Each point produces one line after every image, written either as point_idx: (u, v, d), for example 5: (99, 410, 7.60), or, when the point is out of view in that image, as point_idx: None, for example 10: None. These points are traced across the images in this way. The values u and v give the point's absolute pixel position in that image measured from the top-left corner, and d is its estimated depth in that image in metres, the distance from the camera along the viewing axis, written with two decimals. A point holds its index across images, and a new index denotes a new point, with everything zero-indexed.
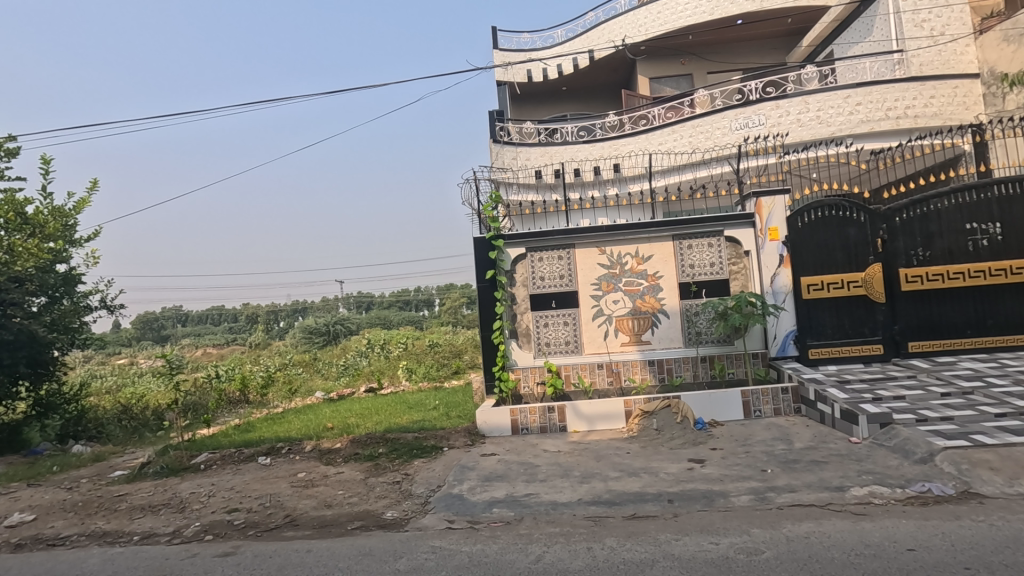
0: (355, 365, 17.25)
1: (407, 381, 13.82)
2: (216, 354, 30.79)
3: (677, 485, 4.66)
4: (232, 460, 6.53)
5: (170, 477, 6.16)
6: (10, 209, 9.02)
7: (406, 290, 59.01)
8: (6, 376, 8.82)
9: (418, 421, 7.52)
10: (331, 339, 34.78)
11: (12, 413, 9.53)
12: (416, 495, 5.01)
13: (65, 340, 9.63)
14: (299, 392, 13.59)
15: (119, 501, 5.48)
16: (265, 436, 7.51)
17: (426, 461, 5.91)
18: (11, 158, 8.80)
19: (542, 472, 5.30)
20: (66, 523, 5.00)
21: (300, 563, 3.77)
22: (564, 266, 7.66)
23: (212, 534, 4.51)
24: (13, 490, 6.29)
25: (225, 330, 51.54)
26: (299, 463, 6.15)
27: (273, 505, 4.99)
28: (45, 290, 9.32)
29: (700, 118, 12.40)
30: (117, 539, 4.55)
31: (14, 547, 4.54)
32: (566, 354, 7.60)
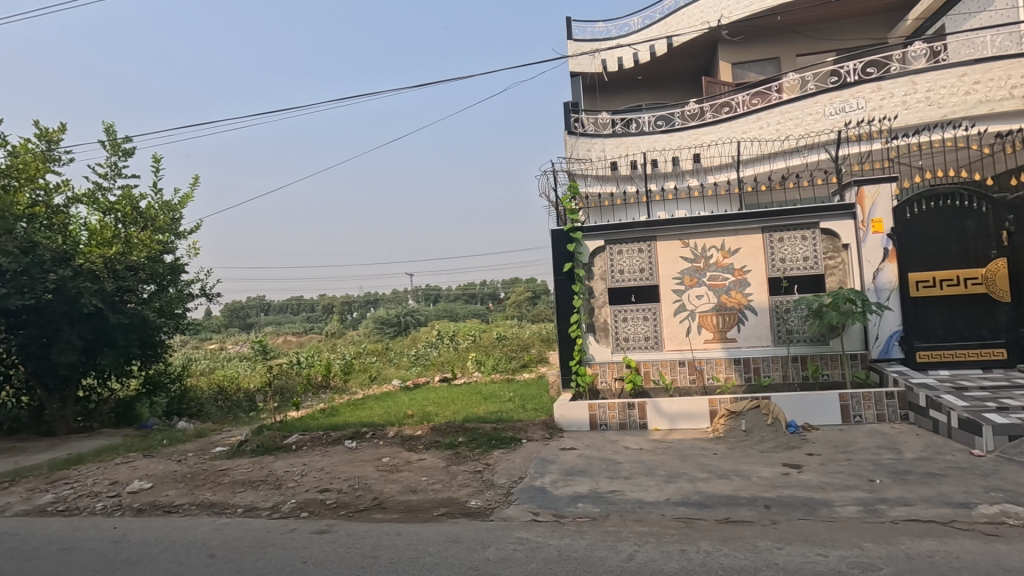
0: (426, 356, 17.68)
1: (478, 373, 14.01)
2: (296, 342, 32.62)
3: (773, 491, 4.41)
4: (321, 442, 6.85)
5: (266, 455, 6.54)
6: (126, 204, 9.92)
7: (473, 283, 59.82)
8: (122, 355, 9.74)
9: (495, 412, 7.56)
10: (402, 330, 35.91)
11: (126, 389, 10.51)
12: (498, 486, 5.03)
13: (169, 324, 10.47)
14: (376, 380, 14.08)
15: (222, 475, 5.88)
16: (349, 420, 7.82)
17: (506, 453, 5.92)
18: (128, 156, 9.64)
19: (625, 470, 5.17)
20: (179, 492, 5.42)
21: (391, 545, 3.87)
22: (644, 259, 7.44)
23: (307, 511, 4.74)
24: (131, 459, 6.91)
25: (303, 319, 54.46)
26: (383, 448, 6.36)
27: (361, 488, 5.18)
28: (154, 278, 10.16)
29: (789, 104, 11.75)
30: (223, 511, 4.88)
31: (136, 512, 4.98)
32: (645, 350, 7.40)
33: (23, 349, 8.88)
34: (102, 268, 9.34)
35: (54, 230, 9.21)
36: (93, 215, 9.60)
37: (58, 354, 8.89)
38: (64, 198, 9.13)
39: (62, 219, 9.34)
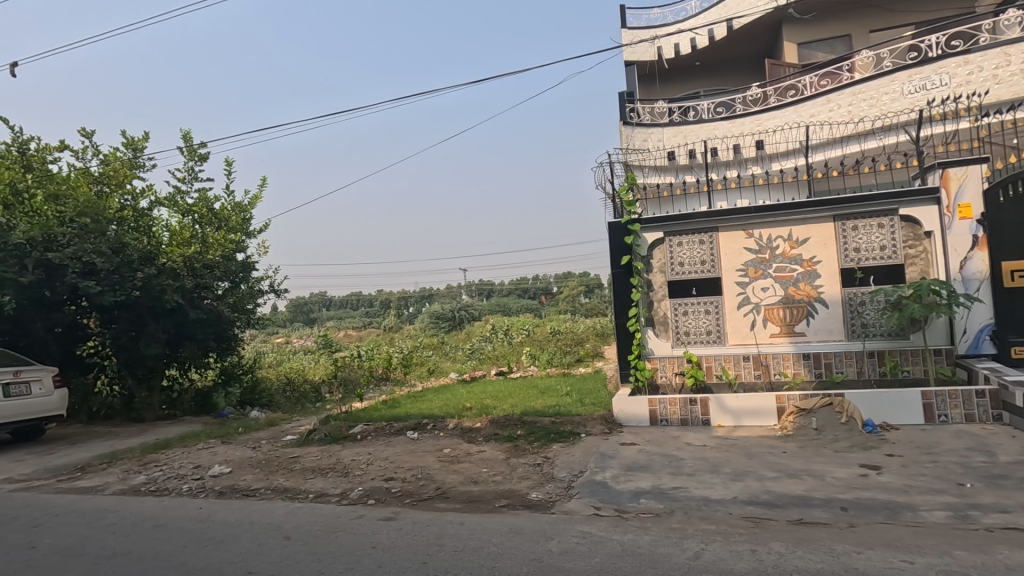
0: (481, 350, 17.90)
1: (534, 367, 14.06)
2: (356, 336, 33.82)
3: (849, 492, 4.20)
4: (384, 432, 7.07)
5: (333, 444, 6.83)
6: (202, 206, 10.50)
7: (526, 278, 59.98)
8: (201, 348, 10.44)
9: (553, 406, 7.57)
10: (456, 324, 36.50)
11: (204, 379, 11.23)
12: (558, 479, 5.03)
13: (242, 319, 11.01)
14: (434, 373, 14.39)
15: (294, 461, 6.19)
16: (410, 412, 8.04)
17: (566, 446, 5.92)
18: (203, 161, 10.24)
19: (688, 466, 5.05)
20: (255, 477, 5.75)
21: (455, 534, 3.95)
22: (705, 251, 7.21)
23: (374, 498, 4.92)
24: (212, 445, 7.38)
25: (362, 315, 56.35)
26: (443, 440, 6.49)
27: (424, 477, 5.31)
28: (228, 275, 10.71)
29: (862, 84, 11.07)
30: (296, 495, 5.13)
31: (218, 494, 5.31)
32: (707, 344, 7.19)
33: (115, 341, 9.71)
34: (182, 266, 10.02)
35: (139, 231, 9.90)
36: (173, 217, 10.26)
37: (145, 346, 9.60)
38: (148, 201, 9.81)
39: (147, 221, 10.03)
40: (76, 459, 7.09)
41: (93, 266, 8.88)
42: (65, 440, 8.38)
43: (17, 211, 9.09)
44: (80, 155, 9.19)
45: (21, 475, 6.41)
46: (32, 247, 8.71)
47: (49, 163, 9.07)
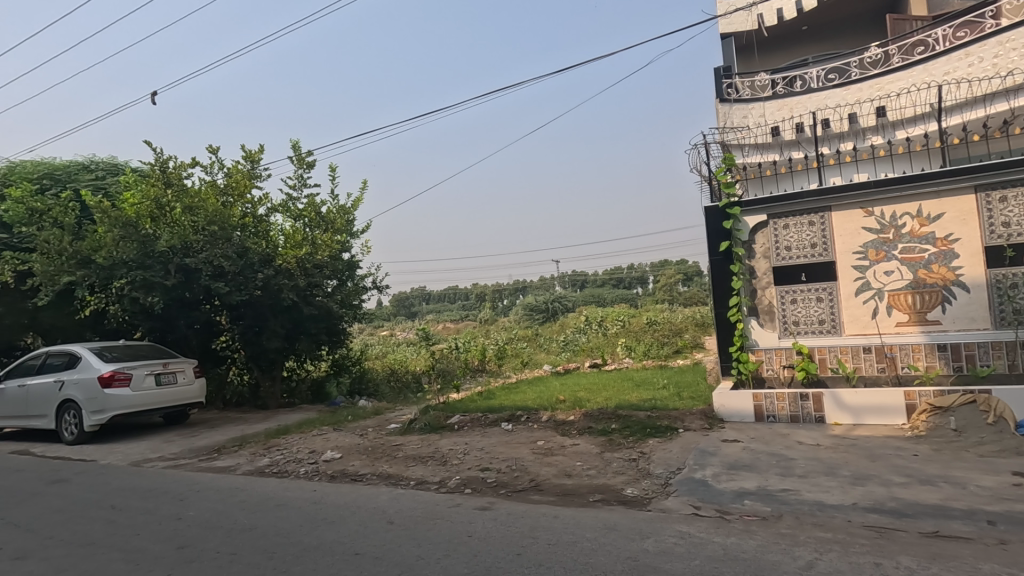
0: (575, 341, 17.78)
1: (629, 359, 13.73)
2: (453, 329, 35.09)
3: (999, 504, 3.65)
4: (480, 423, 7.25)
5: (432, 433, 7.11)
6: (311, 209, 11.10)
7: (620, 268, 58.77)
8: (314, 341, 11.32)
9: (649, 399, 7.33)
10: (550, 316, 36.59)
11: (318, 370, 12.18)
12: (655, 475, 4.86)
13: (349, 314, 11.74)
14: (529, 365, 14.51)
15: (397, 449, 6.52)
16: (505, 403, 8.16)
17: (663, 442, 5.71)
18: (310, 168, 11.01)
19: (800, 467, 4.67)
20: (362, 463, 6.13)
21: (549, 527, 3.95)
22: (816, 233, 6.60)
23: (470, 488, 5.05)
24: (325, 432, 7.98)
25: (459, 308, 58.26)
26: (537, 432, 6.52)
27: (518, 469, 5.37)
28: (335, 274, 11.41)
29: (1012, 31, 9.41)
30: (399, 482, 5.40)
31: (330, 478, 5.73)
32: (820, 335, 6.61)
33: (243, 336, 10.78)
34: (296, 267, 10.89)
35: (259, 236, 10.86)
36: (286, 221, 11.07)
37: (267, 340, 10.58)
38: (266, 208, 10.73)
39: (264, 226, 10.95)
40: (214, 442, 7.97)
41: (222, 269, 9.94)
42: (205, 424, 9.47)
43: (161, 221, 10.18)
44: (209, 170, 10.21)
45: (171, 455, 7.33)
46: (173, 254, 9.93)
47: (184, 179, 10.18)
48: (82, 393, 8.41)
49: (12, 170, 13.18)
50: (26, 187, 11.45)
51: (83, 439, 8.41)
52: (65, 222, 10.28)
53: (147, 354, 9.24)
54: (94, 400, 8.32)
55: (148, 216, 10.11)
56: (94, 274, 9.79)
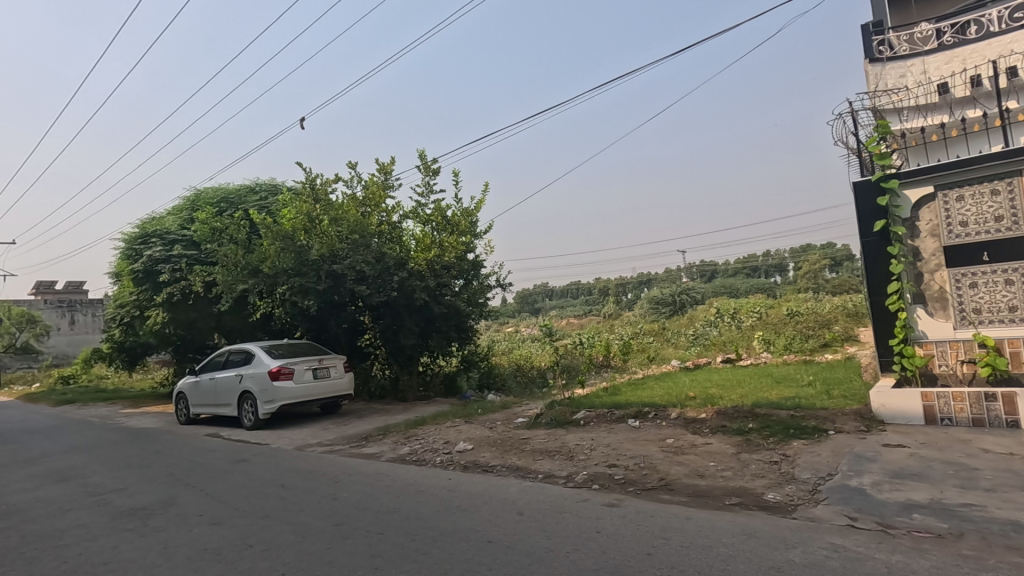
0: (705, 335, 16.89)
1: (768, 353, 12.72)
2: (577, 324, 35.25)
3: None
4: (606, 419, 7.17)
5: (558, 428, 7.17)
6: (438, 214, 11.73)
7: (754, 255, 54.63)
8: (445, 338, 11.99)
9: (791, 397, 6.73)
10: (678, 309, 35.11)
11: (450, 364, 12.89)
12: (801, 481, 4.45)
13: (476, 312, 12.26)
14: (656, 360, 14.05)
15: (524, 443, 6.67)
16: (631, 399, 7.99)
17: (809, 443, 5.21)
18: (435, 175, 11.65)
19: (987, 479, 3.99)
20: (492, 455, 6.37)
21: (682, 528, 3.79)
22: (1001, 204, 5.60)
23: (597, 484, 5.02)
24: (458, 423, 8.42)
25: (582, 303, 58.17)
26: (666, 429, 6.29)
27: (647, 467, 5.23)
28: (461, 274, 11.96)
29: None
30: (527, 475, 5.53)
31: (464, 468, 6.03)
32: (1010, 324, 5.61)
33: (383, 334, 11.75)
34: (426, 268, 11.60)
35: (393, 242, 11.73)
36: (416, 226, 11.82)
37: (404, 337, 11.44)
38: (399, 215, 11.56)
39: (398, 233, 11.79)
40: (362, 431, 8.79)
41: (363, 273, 10.95)
42: (354, 414, 10.47)
43: (312, 233, 11.39)
44: (350, 184, 11.26)
45: (328, 441, 8.21)
46: (323, 262, 11.10)
47: (330, 194, 11.30)
48: (256, 385, 9.72)
49: (198, 197, 15.59)
50: (210, 210, 13.48)
51: (259, 425, 9.73)
52: (239, 239, 11.94)
53: (306, 351, 10.45)
54: (265, 391, 9.57)
55: (302, 229, 11.35)
56: (261, 282, 11.22)
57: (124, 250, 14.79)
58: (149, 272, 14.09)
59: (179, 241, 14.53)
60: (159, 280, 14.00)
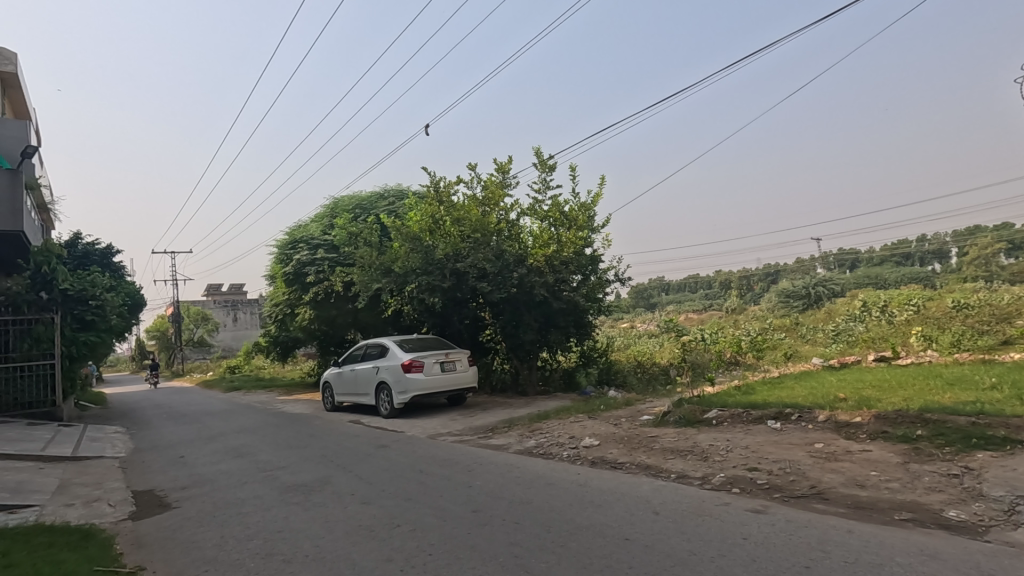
0: (850, 330, 15.27)
1: (930, 350, 11.20)
2: (697, 319, 33.76)
3: None
4: (742, 420, 6.73)
5: (689, 427, 6.88)
6: (555, 209, 11.77)
7: (905, 241, 48.37)
8: (564, 334, 12.04)
9: (969, 402, 5.83)
10: (812, 303, 32.21)
11: (568, 359, 12.93)
12: (992, 498, 3.84)
13: (594, 307, 12.15)
14: (793, 358, 12.96)
15: (653, 441, 6.47)
16: (769, 399, 7.43)
17: (998, 456, 4.48)
18: (551, 171, 11.71)
19: None
20: (620, 451, 6.27)
21: (844, 542, 3.44)
22: None
23: (738, 487, 4.73)
24: (581, 419, 8.40)
25: (702, 297, 55.40)
26: (813, 433, 5.77)
27: (794, 472, 4.82)
28: (579, 269, 11.90)
29: None
30: (659, 474, 5.36)
31: (592, 463, 6.00)
32: None
33: (504, 329, 12.05)
34: (544, 264, 11.66)
35: (512, 239, 11.99)
36: (534, 223, 11.96)
37: (524, 333, 11.68)
38: (517, 213, 11.78)
39: (517, 230, 12.03)
40: (488, 422, 9.09)
41: (485, 271, 11.31)
42: (479, 407, 10.88)
43: (436, 234, 12.05)
44: (470, 185, 11.73)
45: (457, 431, 8.60)
46: (447, 261, 11.64)
47: (453, 196, 11.84)
48: (391, 376, 10.43)
49: (336, 204, 17.12)
50: (347, 217, 14.74)
51: (394, 413, 10.45)
52: (372, 241, 12.89)
53: (434, 346, 11.04)
54: (399, 382, 10.25)
55: (427, 230, 11.99)
56: (392, 282, 12.01)
57: (277, 255, 16.66)
58: (297, 274, 15.73)
59: (322, 245, 16.07)
60: (306, 281, 15.59)
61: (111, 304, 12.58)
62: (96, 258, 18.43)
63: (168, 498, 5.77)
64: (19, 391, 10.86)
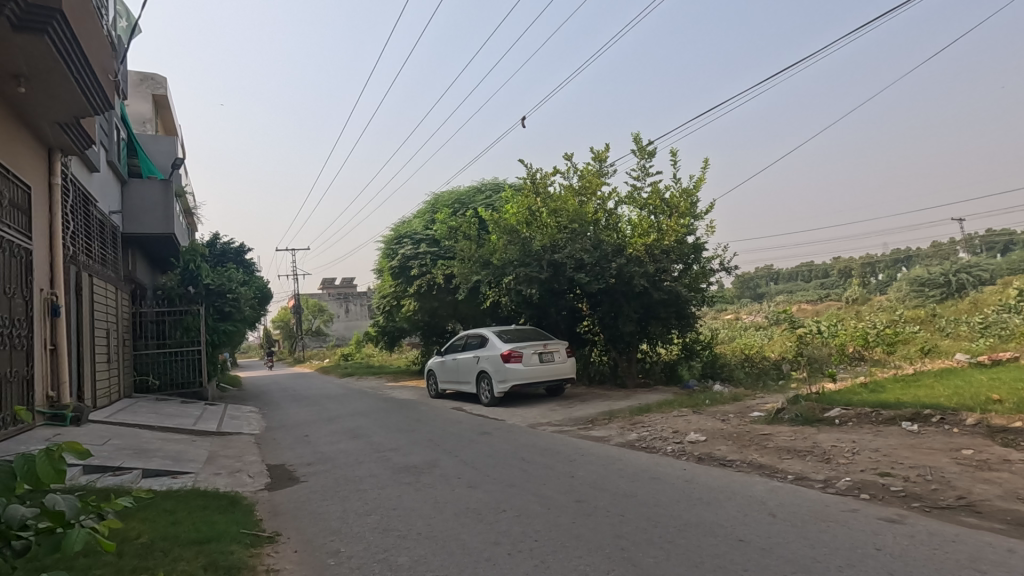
0: (1003, 322, 13.32)
1: None
2: (812, 310, 31.17)
3: None
4: (870, 420, 6.14)
5: (807, 426, 6.40)
6: (655, 196, 11.39)
7: None
8: (665, 325, 11.66)
9: None
10: (952, 292, 28.54)
11: (670, 352, 12.50)
12: None
13: (697, 298, 11.63)
14: (930, 354, 11.58)
15: (766, 439, 6.09)
16: (903, 399, 6.69)
17: None
18: (650, 157, 11.35)
19: None
20: (729, 449, 5.96)
21: (1002, 562, 3.03)
22: None
23: (867, 493, 4.33)
24: (685, 413, 8.10)
25: (817, 286, 51.11)
26: (960, 438, 5.12)
27: (936, 480, 4.32)
28: (681, 258, 11.42)
29: None
30: (774, 474, 5.04)
31: (699, 459, 5.77)
32: None
33: (602, 320, 11.92)
34: (644, 254, 11.35)
35: (610, 229, 11.79)
36: (633, 211, 11.67)
37: (623, 324, 11.45)
38: (615, 202, 11.55)
39: (614, 219, 11.80)
40: (588, 414, 9.04)
41: (582, 261, 11.26)
42: (578, 398, 10.85)
43: (533, 225, 12.12)
44: (567, 175, 11.68)
45: (557, 422, 8.64)
46: (544, 252, 11.70)
47: (549, 187, 11.88)
48: (491, 366, 10.69)
49: (437, 200, 17.80)
50: (447, 212, 15.31)
51: (494, 402, 10.70)
52: (471, 235, 13.28)
53: (533, 337, 11.17)
54: (499, 371, 10.48)
55: (524, 222, 12.12)
56: (491, 274, 12.27)
57: (385, 250, 17.66)
58: (403, 268, 16.60)
59: (424, 240, 16.80)
60: (410, 275, 16.43)
61: (245, 297, 14.13)
62: (232, 256, 20.70)
63: (297, 472, 6.36)
64: (174, 372, 12.45)
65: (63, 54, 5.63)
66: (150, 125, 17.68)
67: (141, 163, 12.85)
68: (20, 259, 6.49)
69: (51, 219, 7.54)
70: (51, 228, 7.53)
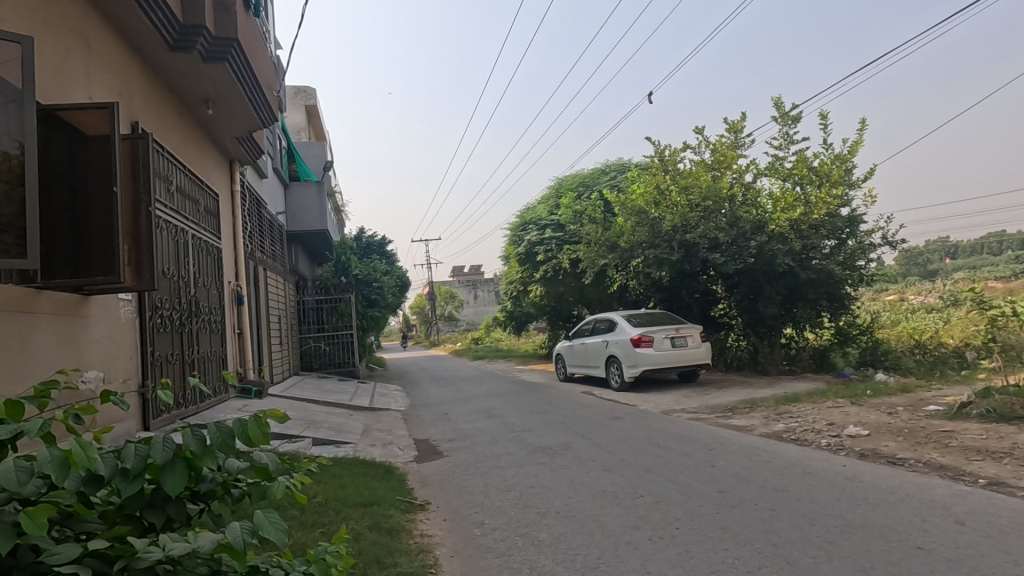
0: None
1: None
2: (1003, 288, 26.34)
3: None
4: None
5: (1002, 424, 5.46)
6: (801, 165, 10.34)
7: None
8: (814, 308, 10.61)
9: None
10: None
11: (820, 337, 11.36)
12: None
13: (853, 277, 10.41)
14: None
15: (948, 437, 5.30)
16: None
17: None
18: (795, 122, 10.31)
19: None
20: (899, 445, 5.29)
21: None
22: None
23: None
24: (842, 405, 7.32)
25: (1011, 260, 42.96)
26: None
27: None
28: (834, 233, 10.28)
29: None
30: (960, 477, 4.38)
31: (861, 456, 5.20)
32: None
33: (740, 303, 11.20)
34: (789, 230, 10.38)
35: (748, 204, 10.93)
36: (774, 184, 10.70)
37: (765, 307, 10.63)
38: (753, 174, 10.68)
39: (753, 193, 10.92)
40: (726, 402, 8.55)
41: (717, 240, 10.66)
42: (714, 385, 10.31)
43: (663, 206, 11.63)
44: (699, 149, 11.04)
45: (692, 409, 8.30)
46: (675, 232, 11.22)
47: (678, 163, 11.31)
48: (621, 350, 10.52)
49: (561, 184, 17.81)
50: (571, 197, 15.29)
51: (624, 387, 10.56)
52: (596, 218, 13.13)
53: (664, 321, 10.79)
54: (629, 356, 10.29)
55: (653, 202, 11.67)
56: (618, 257, 12.04)
57: (511, 237, 18.09)
58: (529, 254, 16.90)
59: (550, 225, 16.96)
60: (536, 260, 16.69)
61: (388, 286, 15.36)
62: (376, 248, 22.61)
63: (441, 447, 6.83)
64: (332, 354, 13.99)
65: (239, 75, 6.45)
66: (304, 134, 19.79)
67: (300, 168, 14.45)
68: (214, 257, 7.68)
69: (234, 222, 8.78)
70: (235, 229, 8.78)
